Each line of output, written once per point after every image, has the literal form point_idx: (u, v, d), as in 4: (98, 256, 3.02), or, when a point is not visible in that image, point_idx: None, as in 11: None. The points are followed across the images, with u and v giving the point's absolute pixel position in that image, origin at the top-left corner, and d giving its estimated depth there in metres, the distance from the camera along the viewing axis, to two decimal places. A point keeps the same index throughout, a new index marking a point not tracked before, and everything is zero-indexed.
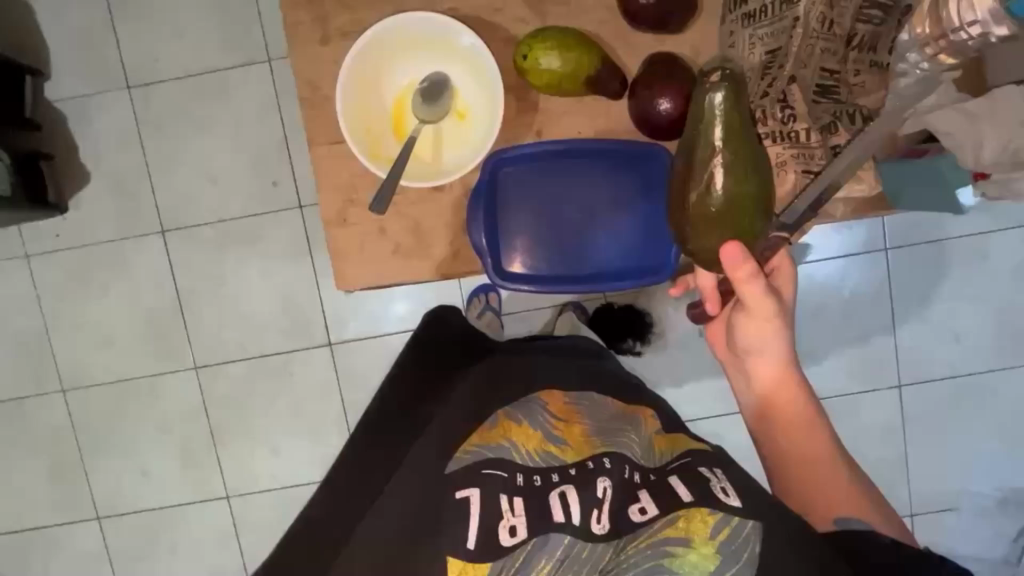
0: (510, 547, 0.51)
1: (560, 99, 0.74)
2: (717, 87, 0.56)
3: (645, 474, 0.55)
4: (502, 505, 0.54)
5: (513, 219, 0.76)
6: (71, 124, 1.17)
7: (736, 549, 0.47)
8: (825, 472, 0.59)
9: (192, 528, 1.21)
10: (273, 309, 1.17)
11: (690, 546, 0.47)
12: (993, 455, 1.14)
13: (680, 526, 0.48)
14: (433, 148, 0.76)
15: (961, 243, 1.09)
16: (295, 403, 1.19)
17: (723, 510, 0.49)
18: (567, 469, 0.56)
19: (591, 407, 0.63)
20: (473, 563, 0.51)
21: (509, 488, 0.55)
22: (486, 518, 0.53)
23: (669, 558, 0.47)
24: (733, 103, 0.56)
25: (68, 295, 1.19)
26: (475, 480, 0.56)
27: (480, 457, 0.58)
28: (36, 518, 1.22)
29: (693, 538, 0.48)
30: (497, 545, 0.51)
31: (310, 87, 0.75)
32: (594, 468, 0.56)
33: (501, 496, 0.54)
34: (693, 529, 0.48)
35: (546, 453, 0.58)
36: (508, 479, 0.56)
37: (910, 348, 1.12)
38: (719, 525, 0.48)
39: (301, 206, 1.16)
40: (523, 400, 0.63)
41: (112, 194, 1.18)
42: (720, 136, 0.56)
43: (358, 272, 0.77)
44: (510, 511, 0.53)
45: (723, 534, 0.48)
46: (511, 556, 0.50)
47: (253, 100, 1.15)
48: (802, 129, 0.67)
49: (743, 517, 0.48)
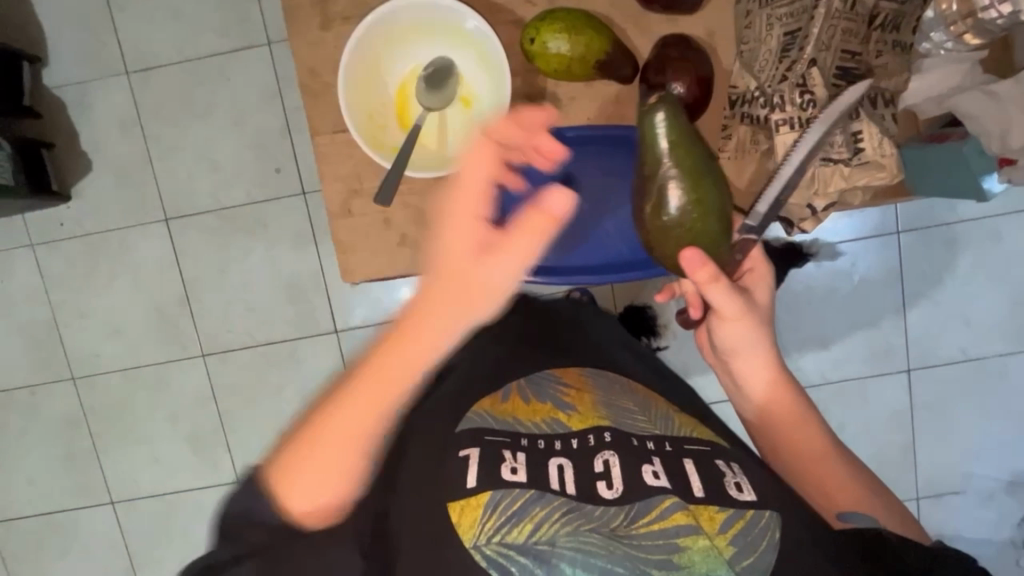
0: (509, 482, 0.50)
1: (568, 85, 0.73)
2: (659, 106, 0.55)
3: (659, 445, 0.54)
4: (505, 455, 0.52)
5: (521, 208, 0.75)
6: (72, 111, 1.16)
7: (754, 537, 0.46)
8: (827, 467, 0.60)
9: (205, 512, 1.23)
10: (278, 297, 1.17)
11: (702, 534, 0.46)
12: (1001, 438, 1.13)
13: (691, 513, 0.47)
14: (438, 136, 0.75)
15: (978, 225, 1.07)
16: (302, 390, 1.19)
17: (737, 503, 0.48)
18: (574, 438, 0.55)
19: (607, 384, 0.62)
20: (472, 499, 0.49)
21: (513, 445, 0.53)
22: (489, 462, 0.52)
23: (681, 540, 0.45)
24: (675, 119, 0.55)
25: (75, 284, 1.19)
26: (480, 439, 0.54)
27: (486, 422, 0.56)
28: (52, 503, 1.24)
29: (704, 526, 0.46)
30: (498, 478, 0.50)
31: (310, 74, 0.73)
32: (606, 433, 0.54)
33: (503, 449, 0.53)
34: (704, 519, 0.47)
35: (553, 420, 0.57)
36: (513, 440, 0.54)
37: (920, 332, 1.10)
38: (731, 520, 0.47)
39: (304, 193, 1.15)
40: (535, 374, 0.63)
41: (115, 182, 1.17)
42: (667, 152, 0.54)
43: (364, 263, 0.76)
44: (512, 457, 0.52)
45: (735, 527, 0.46)
46: (510, 492, 0.49)
47: (254, 85, 1.13)
48: (823, 115, 0.62)
49: (758, 510, 0.48)
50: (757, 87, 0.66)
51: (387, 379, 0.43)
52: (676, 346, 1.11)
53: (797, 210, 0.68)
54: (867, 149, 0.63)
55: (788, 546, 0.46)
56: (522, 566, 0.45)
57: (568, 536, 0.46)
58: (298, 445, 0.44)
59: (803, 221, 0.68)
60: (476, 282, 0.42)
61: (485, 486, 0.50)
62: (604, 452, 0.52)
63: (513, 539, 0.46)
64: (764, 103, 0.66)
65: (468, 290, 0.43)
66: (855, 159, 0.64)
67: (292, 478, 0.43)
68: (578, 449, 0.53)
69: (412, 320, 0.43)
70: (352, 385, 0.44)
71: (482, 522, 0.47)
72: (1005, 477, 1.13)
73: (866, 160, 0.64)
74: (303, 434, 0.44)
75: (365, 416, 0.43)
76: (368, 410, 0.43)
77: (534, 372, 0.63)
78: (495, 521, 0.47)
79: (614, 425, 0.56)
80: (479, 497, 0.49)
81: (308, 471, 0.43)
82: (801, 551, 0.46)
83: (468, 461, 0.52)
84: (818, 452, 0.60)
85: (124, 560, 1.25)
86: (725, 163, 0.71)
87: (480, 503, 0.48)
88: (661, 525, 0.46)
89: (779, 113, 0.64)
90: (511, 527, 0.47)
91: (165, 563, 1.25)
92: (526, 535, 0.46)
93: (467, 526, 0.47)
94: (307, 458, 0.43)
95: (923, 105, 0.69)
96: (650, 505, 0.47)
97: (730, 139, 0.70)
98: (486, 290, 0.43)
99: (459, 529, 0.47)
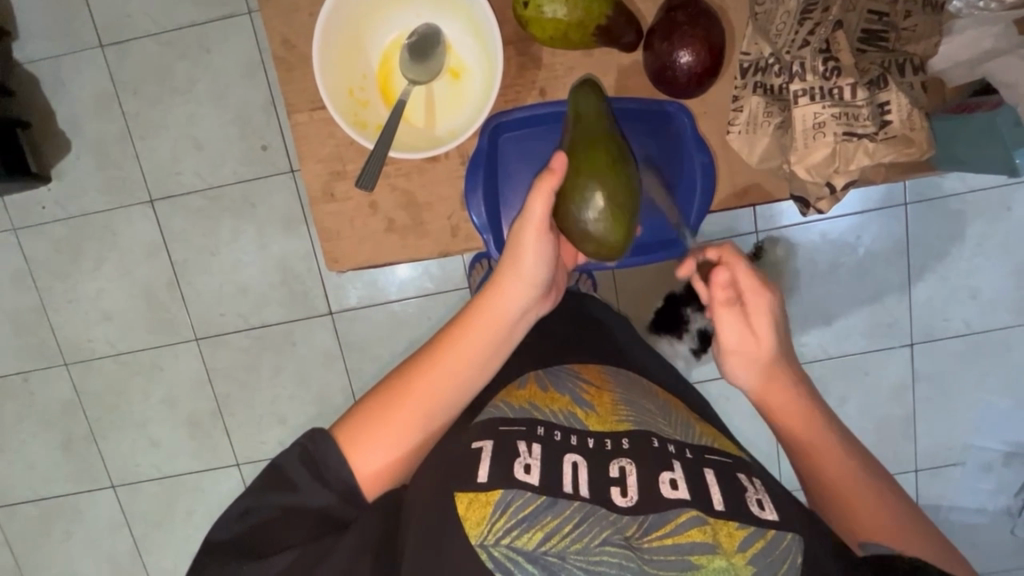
0: (523, 482, 0.47)
1: (563, 55, 0.68)
2: (582, 87, 0.60)
3: (680, 449, 0.51)
4: (520, 448, 0.50)
5: (515, 189, 0.72)
6: (45, 87, 1.10)
7: (774, 558, 0.44)
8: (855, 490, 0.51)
9: (206, 494, 1.22)
10: (269, 279, 1.13)
11: (718, 553, 0.44)
12: (1007, 411, 1.11)
13: (709, 529, 0.44)
14: (426, 112, 0.70)
15: (995, 194, 1.02)
16: (298, 374, 1.17)
17: (760, 522, 0.45)
18: (591, 438, 0.52)
19: (628, 382, 0.60)
20: (482, 493, 0.46)
21: (529, 436, 0.51)
22: (504, 456, 0.49)
23: (696, 557, 0.43)
24: (596, 102, 0.60)
25: (60, 268, 1.15)
26: (494, 431, 0.52)
27: (500, 414, 0.54)
28: (53, 488, 1.23)
29: (722, 546, 0.44)
30: (511, 476, 0.47)
31: (286, 45, 0.68)
32: (625, 438, 0.52)
33: (517, 442, 0.50)
34: (723, 536, 0.44)
35: (570, 414, 0.54)
36: (529, 431, 0.52)
37: (926, 307, 1.07)
38: (751, 539, 0.44)
39: (293, 171, 1.10)
40: (554, 368, 0.61)
41: (95, 162, 1.12)
42: (585, 129, 0.59)
43: (351, 249, 0.73)
44: (527, 452, 0.50)
45: (755, 547, 0.44)
46: (523, 490, 0.46)
47: (234, 57, 1.07)
48: (847, 84, 0.60)
49: (781, 531, 0.45)
50: (773, 53, 0.63)
51: (455, 360, 0.55)
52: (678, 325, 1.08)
53: (814, 188, 0.64)
54: (894, 121, 0.61)
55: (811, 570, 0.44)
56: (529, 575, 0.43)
57: (578, 553, 0.43)
58: (374, 417, 0.53)
59: (820, 200, 0.64)
60: (519, 274, 0.56)
61: (496, 483, 0.47)
62: (621, 458, 0.50)
63: (523, 544, 0.44)
64: (781, 71, 0.63)
65: (515, 282, 0.56)
66: (881, 133, 0.61)
67: (366, 444, 0.52)
68: (594, 449, 0.51)
69: (474, 310, 0.57)
70: (437, 354, 0.55)
71: (490, 522, 0.45)
72: (1006, 449, 1.12)
73: (893, 135, 0.62)
74: (379, 405, 0.53)
75: (437, 392, 0.54)
76: (439, 383, 0.54)
77: (555, 366, 0.62)
78: (505, 521, 0.45)
79: (634, 427, 0.53)
80: (490, 493, 0.46)
81: (381, 438, 0.52)
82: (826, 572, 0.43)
83: (479, 454, 0.50)
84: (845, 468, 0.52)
85: (128, 543, 1.25)
86: (736, 137, 0.67)
87: (490, 501, 0.46)
88: (676, 540, 0.44)
89: (799, 83, 0.61)
90: (521, 531, 0.44)
91: (168, 545, 1.25)
92: (536, 543, 0.44)
93: (474, 523, 0.45)
94: (383, 429, 0.53)
95: (951, 72, 0.65)
96: (665, 518, 0.45)
97: (741, 111, 0.66)
98: (527, 280, 0.57)
99: (467, 523, 0.45)
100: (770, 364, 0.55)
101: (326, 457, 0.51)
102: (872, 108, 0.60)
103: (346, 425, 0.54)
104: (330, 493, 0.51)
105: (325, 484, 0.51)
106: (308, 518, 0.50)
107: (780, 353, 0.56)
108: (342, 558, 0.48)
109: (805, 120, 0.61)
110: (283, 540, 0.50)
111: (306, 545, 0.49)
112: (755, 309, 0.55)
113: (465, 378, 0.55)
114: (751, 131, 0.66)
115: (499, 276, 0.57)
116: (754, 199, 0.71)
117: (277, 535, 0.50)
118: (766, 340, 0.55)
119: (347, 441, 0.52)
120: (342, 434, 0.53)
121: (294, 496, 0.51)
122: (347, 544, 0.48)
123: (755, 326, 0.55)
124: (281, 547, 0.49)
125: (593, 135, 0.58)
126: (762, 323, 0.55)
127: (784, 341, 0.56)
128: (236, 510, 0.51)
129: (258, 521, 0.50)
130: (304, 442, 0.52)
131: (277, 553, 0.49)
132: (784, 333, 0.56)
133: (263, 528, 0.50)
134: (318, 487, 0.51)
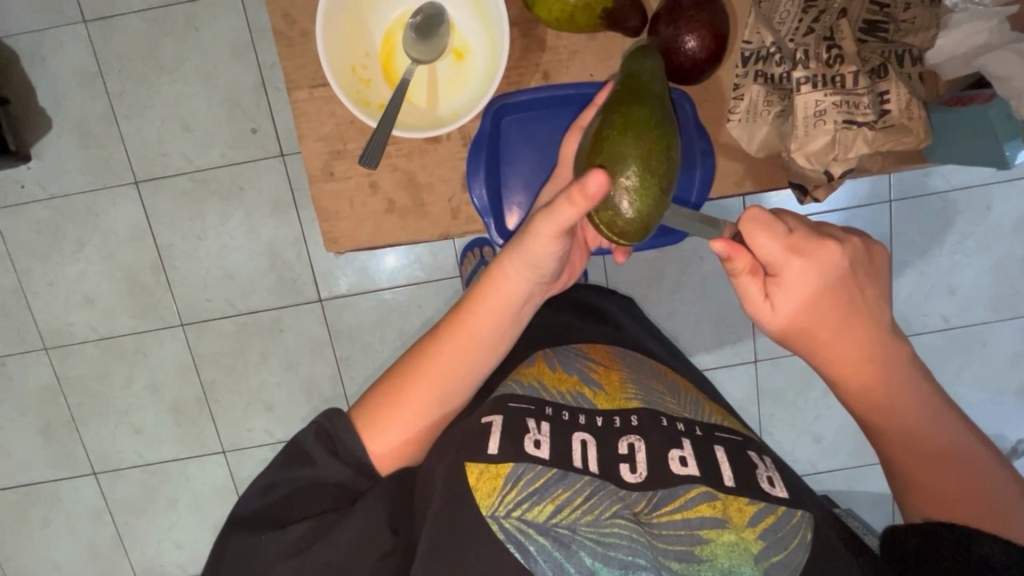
0: (534, 456, 0.48)
1: (568, 37, 0.68)
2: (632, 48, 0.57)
3: (689, 428, 0.52)
4: (529, 424, 0.50)
5: (517, 173, 0.72)
6: (25, 63, 1.06)
7: (784, 534, 0.45)
8: (922, 459, 0.47)
9: (190, 481, 1.21)
10: (258, 265, 1.12)
11: (727, 527, 0.45)
12: (980, 404, 1.14)
13: (719, 505, 0.46)
14: (428, 92, 0.69)
15: (973, 193, 1.04)
16: (286, 360, 1.16)
17: (771, 498, 0.47)
18: (599, 416, 0.53)
19: (634, 363, 0.61)
20: (494, 466, 0.47)
21: (537, 414, 0.52)
22: (513, 432, 0.50)
23: (705, 532, 0.45)
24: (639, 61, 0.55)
25: (40, 251, 1.12)
26: (503, 406, 0.52)
27: (511, 390, 0.54)
28: (32, 474, 1.20)
29: (732, 520, 0.45)
30: (521, 451, 0.48)
31: (284, 20, 0.67)
32: (634, 415, 0.52)
33: (526, 419, 0.51)
34: (732, 511, 0.46)
35: (578, 394, 0.54)
36: (538, 409, 0.52)
37: (906, 302, 1.09)
38: (761, 515, 0.46)
39: (283, 154, 1.08)
40: (562, 348, 0.61)
41: (78, 141, 1.09)
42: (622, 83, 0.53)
43: (349, 230, 0.72)
44: (535, 428, 0.50)
45: (765, 523, 0.45)
46: (534, 462, 0.47)
47: (224, 36, 1.05)
48: (849, 72, 0.61)
49: (791, 508, 0.47)
50: (775, 42, 0.64)
51: (465, 342, 0.53)
52: (665, 314, 1.09)
53: (813, 175, 0.66)
54: (892, 111, 0.62)
55: (821, 547, 0.45)
56: (541, 546, 0.44)
57: (589, 524, 0.45)
58: (391, 398, 0.53)
59: (817, 187, 0.66)
60: (529, 257, 0.51)
61: (507, 456, 0.48)
62: (631, 435, 0.51)
63: (533, 517, 0.45)
64: (783, 60, 0.64)
65: (517, 263, 0.51)
66: (880, 122, 0.63)
67: (382, 424, 0.52)
68: (603, 427, 0.52)
69: (479, 291, 0.54)
70: (444, 340, 0.54)
71: (501, 494, 0.46)
72: None
73: (890, 124, 0.63)
74: (393, 389, 0.53)
75: (451, 372, 0.53)
76: (450, 364, 0.53)
77: (562, 347, 0.62)
78: (516, 494, 0.46)
79: (643, 404, 0.53)
80: (501, 466, 0.47)
81: (398, 416, 0.53)
82: (833, 549, 0.45)
83: (490, 427, 0.50)
84: (929, 446, 0.47)
85: (110, 530, 1.23)
86: (736, 126, 0.68)
87: (501, 473, 0.47)
88: (685, 515, 0.45)
89: (801, 70, 0.62)
90: (532, 504, 0.45)
91: (151, 533, 1.23)
92: (546, 515, 0.45)
93: (485, 493, 0.46)
94: (397, 408, 0.53)
95: (947, 65, 0.67)
96: (675, 494, 0.47)
97: (742, 100, 0.67)
98: (533, 265, 0.51)
99: (478, 494, 0.46)
100: (804, 338, 0.46)
101: (343, 435, 0.52)
102: (872, 97, 0.62)
103: (361, 408, 0.54)
104: (345, 467, 0.51)
105: (341, 459, 0.52)
106: (328, 491, 0.51)
107: (814, 325, 0.45)
108: (357, 527, 0.48)
109: (806, 107, 0.62)
110: (303, 512, 0.50)
111: (324, 513, 0.50)
112: (787, 279, 0.44)
113: (477, 358, 0.54)
114: (751, 119, 0.67)
115: (505, 256, 0.52)
116: (751, 187, 0.73)
117: (299, 506, 0.51)
118: (790, 316, 0.45)
119: (363, 423, 0.53)
120: (358, 417, 0.53)
121: (312, 470, 0.51)
122: (361, 511, 0.48)
123: (777, 303, 0.45)
124: (297, 518, 0.50)
125: (636, 87, 0.52)
126: (787, 297, 0.45)
127: (846, 307, 0.45)
128: (260, 484, 0.52)
129: (278, 495, 0.51)
130: (321, 420, 0.53)
131: (294, 522, 0.50)
132: (832, 300, 0.45)
133: (287, 500, 0.51)
134: (334, 461, 0.51)
